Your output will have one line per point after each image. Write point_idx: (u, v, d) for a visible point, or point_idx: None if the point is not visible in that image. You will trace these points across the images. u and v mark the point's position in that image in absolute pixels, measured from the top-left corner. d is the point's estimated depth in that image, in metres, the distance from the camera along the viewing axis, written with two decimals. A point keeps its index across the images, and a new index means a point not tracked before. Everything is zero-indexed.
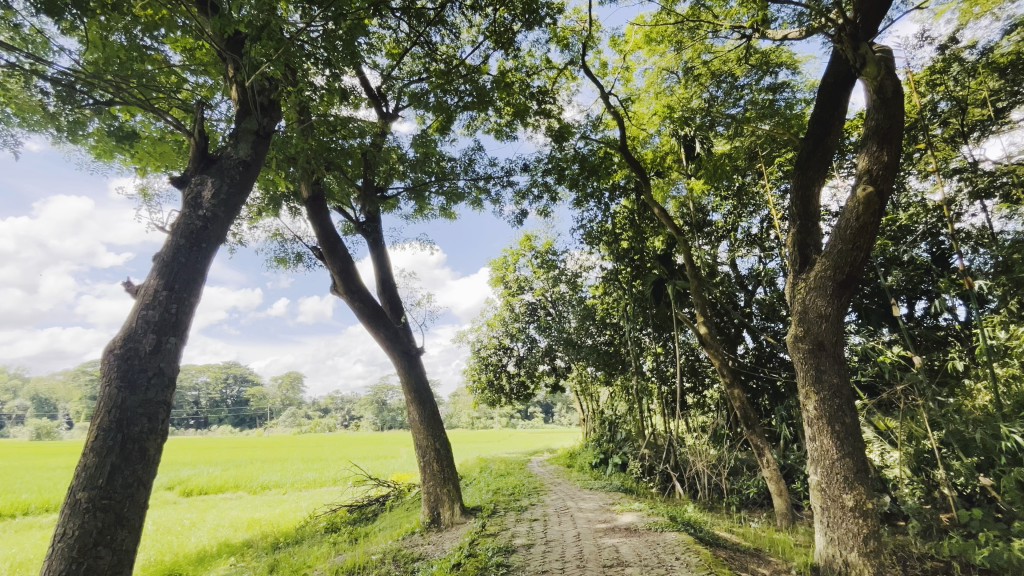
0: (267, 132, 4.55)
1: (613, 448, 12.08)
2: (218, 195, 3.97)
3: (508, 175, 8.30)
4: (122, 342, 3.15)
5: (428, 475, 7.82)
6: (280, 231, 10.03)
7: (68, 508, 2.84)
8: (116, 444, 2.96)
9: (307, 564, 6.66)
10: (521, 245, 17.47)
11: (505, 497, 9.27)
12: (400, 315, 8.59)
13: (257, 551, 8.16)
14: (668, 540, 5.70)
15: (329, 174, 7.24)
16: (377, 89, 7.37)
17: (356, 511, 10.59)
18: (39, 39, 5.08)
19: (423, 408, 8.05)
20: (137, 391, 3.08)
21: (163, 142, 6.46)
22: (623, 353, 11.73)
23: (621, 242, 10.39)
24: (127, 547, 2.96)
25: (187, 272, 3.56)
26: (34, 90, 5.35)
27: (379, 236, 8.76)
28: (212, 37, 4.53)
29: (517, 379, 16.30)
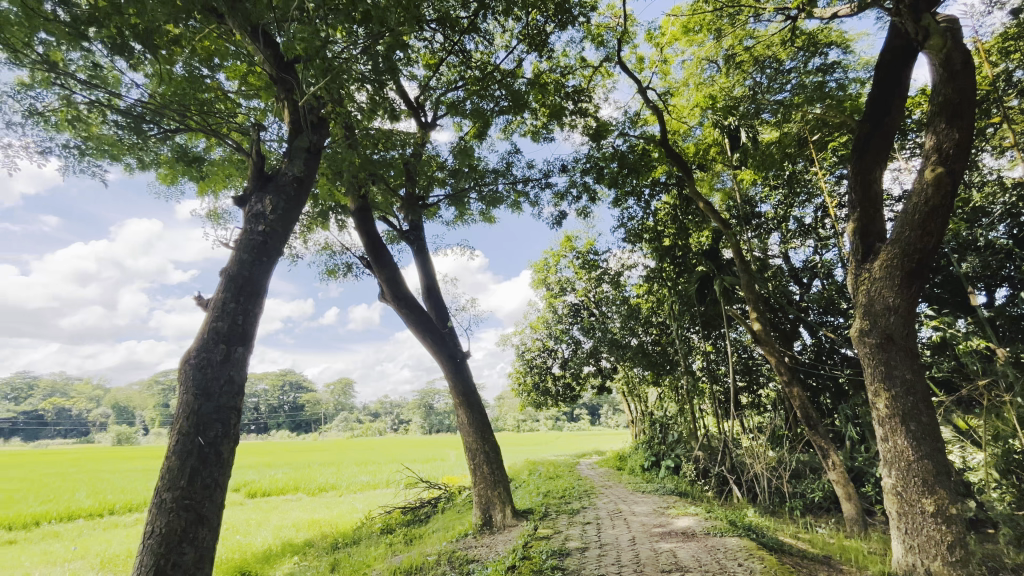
0: (318, 149, 4.78)
1: (664, 451, 11.79)
2: (276, 210, 4.19)
3: (546, 176, 8.26)
4: (196, 352, 3.39)
5: (478, 477, 7.90)
6: (329, 242, 10.44)
7: (155, 507, 3.06)
8: (194, 448, 3.17)
9: (366, 564, 6.87)
10: (561, 246, 17.40)
11: (556, 500, 9.22)
12: (446, 319, 8.72)
13: (317, 551, 8.48)
14: (728, 546, 5.49)
15: (374, 185, 7.50)
16: (415, 100, 7.55)
17: (409, 513, 10.82)
18: (112, 79, 5.55)
19: (471, 410, 8.14)
20: (211, 398, 3.28)
21: (223, 164, 6.88)
22: (671, 353, 11.41)
23: (664, 239, 10.13)
24: (208, 545, 3.15)
25: (250, 284, 3.77)
26: (109, 123, 5.84)
27: (423, 243, 8.95)
28: (264, 62, 4.78)
29: (562, 382, 16.19)
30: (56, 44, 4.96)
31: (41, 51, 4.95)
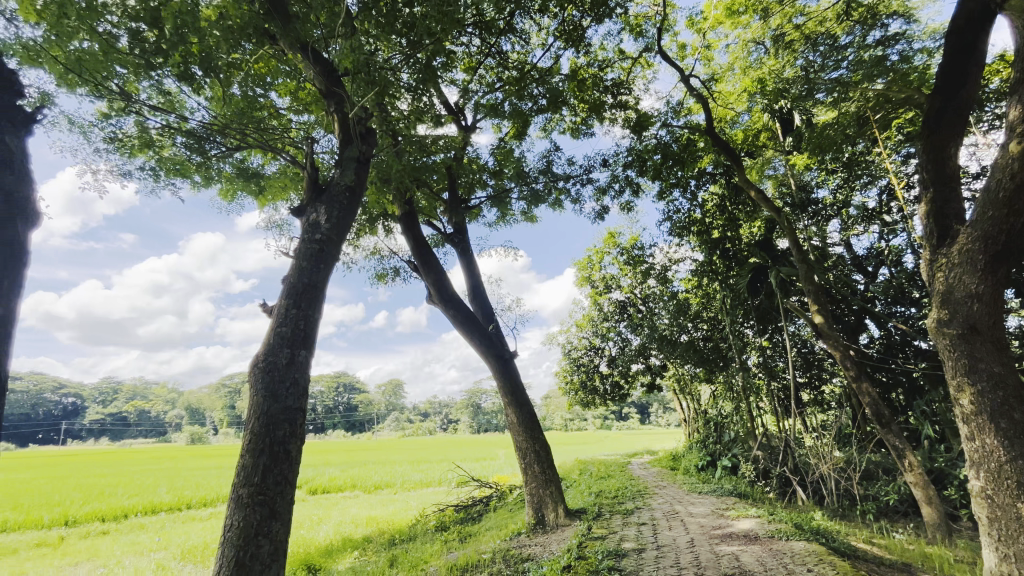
0: (367, 158, 4.96)
1: (720, 450, 11.36)
2: (331, 219, 4.38)
3: (587, 172, 8.15)
4: (264, 356, 3.59)
5: (530, 477, 7.91)
6: (377, 248, 10.78)
7: (233, 502, 3.28)
8: (266, 446, 3.36)
9: (423, 560, 7.04)
10: (605, 243, 17.17)
11: (609, 500, 9.08)
12: (492, 320, 8.79)
13: (377, 547, 8.78)
14: (796, 550, 5.24)
15: (419, 190, 7.68)
16: (455, 105, 7.67)
17: (462, 511, 11.00)
18: (179, 103, 5.98)
19: (520, 410, 8.17)
20: (278, 399, 3.47)
21: (279, 177, 7.27)
22: (723, 349, 11.01)
23: (713, 230, 9.77)
24: (281, 538, 3.34)
25: (311, 289, 3.96)
26: (177, 145, 6.31)
27: (467, 245, 9.07)
28: (314, 78, 5.01)
29: (610, 380, 15.94)
30: (130, 75, 5.39)
31: (118, 82, 5.40)
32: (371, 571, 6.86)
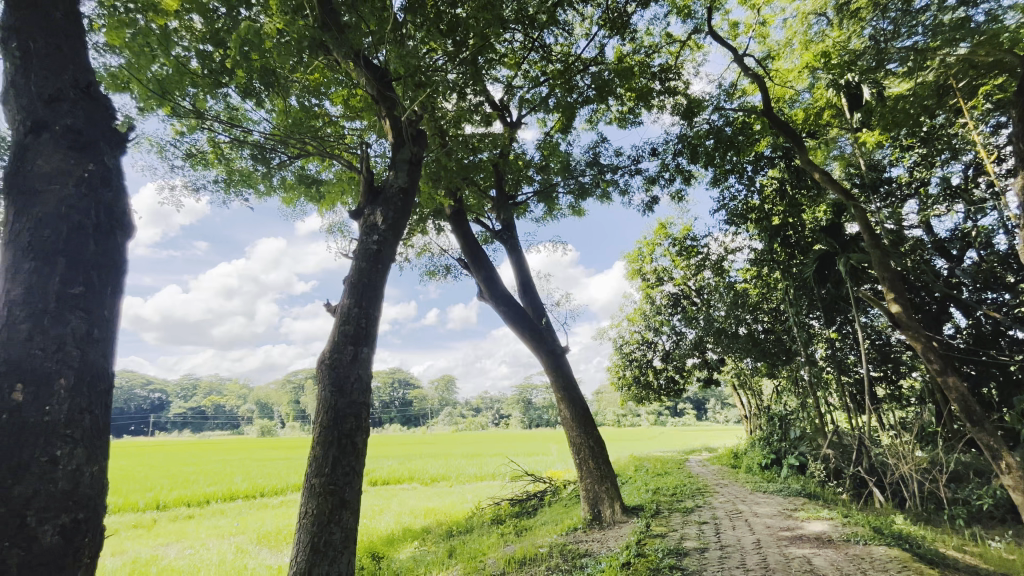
0: (418, 159, 5.09)
1: (786, 449, 10.78)
2: (387, 220, 4.52)
3: (636, 162, 7.93)
4: (330, 354, 3.78)
5: (585, 472, 7.85)
6: (429, 247, 11.05)
7: (307, 491, 3.48)
8: (335, 439, 3.54)
9: (481, 552, 7.15)
10: (656, 234, 16.72)
11: (667, 497, 8.86)
12: (543, 315, 8.78)
13: (436, 537, 9.02)
14: (875, 555, 4.90)
15: (468, 188, 7.77)
16: (501, 102, 7.71)
17: (517, 505, 11.09)
18: (243, 118, 6.37)
19: (573, 404, 8.13)
20: (345, 394, 3.64)
21: (336, 183, 7.61)
22: (787, 341, 10.44)
23: (773, 217, 9.26)
24: (351, 525, 3.50)
25: (370, 289, 4.12)
26: (244, 156, 6.74)
27: (516, 241, 9.09)
28: (367, 85, 5.19)
29: (664, 375, 15.51)
30: (200, 94, 5.81)
31: (191, 102, 5.83)
32: (431, 561, 7.06)
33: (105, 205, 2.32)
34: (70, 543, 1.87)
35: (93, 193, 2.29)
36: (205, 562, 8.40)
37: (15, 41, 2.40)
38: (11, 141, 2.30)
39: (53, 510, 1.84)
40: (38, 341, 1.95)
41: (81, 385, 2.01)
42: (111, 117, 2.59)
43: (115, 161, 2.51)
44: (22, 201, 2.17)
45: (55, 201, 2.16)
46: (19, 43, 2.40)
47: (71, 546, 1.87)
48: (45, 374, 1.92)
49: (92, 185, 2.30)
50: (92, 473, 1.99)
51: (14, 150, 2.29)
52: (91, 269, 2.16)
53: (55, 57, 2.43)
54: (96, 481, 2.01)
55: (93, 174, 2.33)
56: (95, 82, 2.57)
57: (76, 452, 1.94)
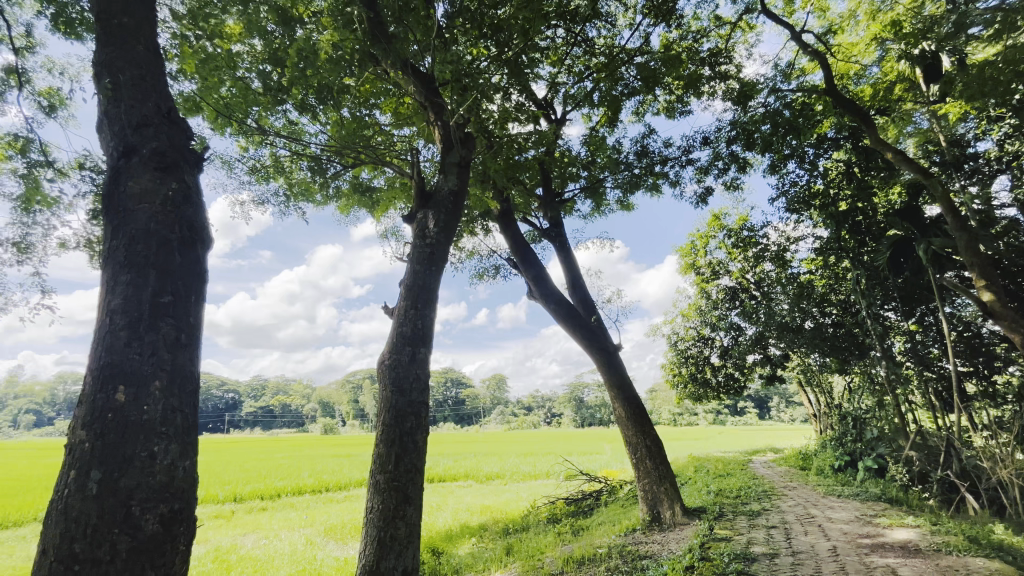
0: (467, 162, 5.15)
1: (862, 450, 10.04)
2: (439, 223, 4.62)
3: (686, 153, 7.64)
4: (390, 354, 3.91)
5: (642, 472, 7.67)
6: (478, 248, 11.18)
7: (372, 487, 3.62)
8: (396, 437, 3.65)
9: (539, 550, 7.16)
10: (710, 226, 16.09)
11: (730, 499, 8.51)
12: (594, 313, 8.66)
13: (493, 535, 9.11)
14: (971, 568, 4.47)
15: (515, 188, 7.81)
16: (545, 99, 7.68)
17: (573, 505, 11.00)
18: (301, 132, 6.72)
19: (628, 403, 7.96)
20: (405, 394, 3.75)
21: (388, 190, 7.87)
22: (859, 335, 9.73)
23: (839, 203, 8.66)
24: (415, 521, 3.60)
25: (425, 291, 4.22)
26: (302, 168, 7.10)
27: (564, 239, 9.03)
28: (416, 92, 5.34)
29: (723, 373, 14.89)
30: (263, 112, 6.19)
31: (255, 120, 6.22)
32: (490, 558, 7.15)
33: (187, 220, 2.51)
34: (169, 531, 2.04)
35: (175, 209, 2.47)
36: (279, 552, 8.93)
37: (107, 76, 2.66)
38: (107, 167, 2.54)
39: (153, 501, 2.00)
40: (135, 346, 2.14)
41: (172, 386, 2.18)
42: (189, 139, 2.80)
43: (194, 178, 2.71)
44: (117, 220, 2.38)
45: (144, 219, 2.36)
46: (110, 78, 2.65)
47: (169, 534, 2.03)
48: (142, 376, 2.11)
49: (175, 203, 2.49)
50: (185, 467, 2.15)
51: (109, 173, 2.52)
52: (177, 280, 2.35)
53: (140, 88, 2.66)
54: (189, 475, 2.17)
55: (175, 193, 2.53)
56: (174, 108, 2.78)
57: (170, 448, 2.11)
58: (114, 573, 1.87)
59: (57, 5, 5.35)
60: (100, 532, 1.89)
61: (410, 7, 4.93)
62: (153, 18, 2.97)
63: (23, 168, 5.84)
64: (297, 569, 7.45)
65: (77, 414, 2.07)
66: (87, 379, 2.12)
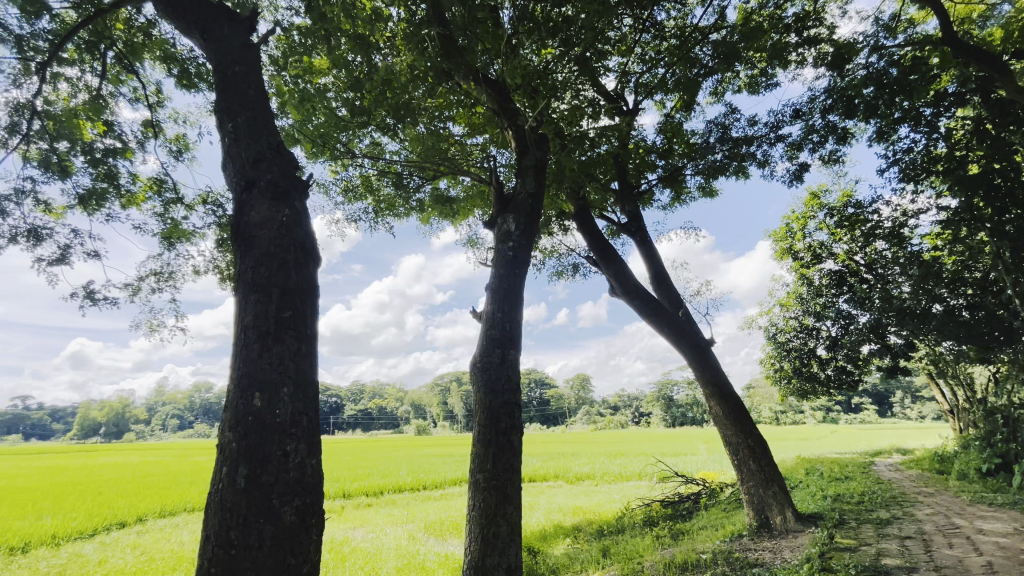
0: (543, 163, 5.17)
1: (1017, 451, 8.61)
2: (519, 227, 4.68)
3: (775, 129, 7.06)
4: (481, 356, 4.03)
5: (746, 474, 7.17)
6: (555, 248, 11.17)
7: (473, 485, 3.75)
8: (492, 436, 3.76)
9: (637, 554, 6.96)
10: (807, 206, 14.72)
11: (852, 506, 7.68)
12: (681, 307, 8.27)
13: (587, 536, 9.02)
14: None
15: (589, 185, 7.71)
16: (615, 91, 7.51)
17: (670, 506, 10.57)
18: (383, 151, 7.16)
19: (725, 401, 7.51)
20: (498, 394, 3.85)
21: (465, 198, 8.13)
22: (1005, 318, 8.35)
23: (968, 166, 7.49)
24: (515, 519, 3.67)
25: (510, 294, 4.30)
26: (386, 185, 7.57)
27: (645, 232, 8.73)
28: (488, 100, 5.56)
29: (832, 366, 13.51)
30: (350, 137, 6.70)
31: (343, 144, 6.73)
32: (586, 559, 7.08)
33: (299, 241, 2.78)
34: (304, 522, 2.26)
35: (289, 232, 2.75)
36: (385, 546, 9.52)
37: (228, 121, 3.02)
38: (232, 200, 2.89)
39: (290, 494, 2.24)
40: (266, 357, 2.41)
41: (299, 392, 2.43)
42: (296, 168, 3.09)
43: (303, 204, 2.99)
44: (244, 246, 2.70)
45: (266, 244, 2.65)
46: (230, 122, 3.02)
47: (304, 524, 2.25)
48: (273, 383, 2.37)
49: (289, 227, 2.77)
50: (313, 464, 2.38)
51: (235, 205, 2.86)
52: (296, 296, 2.60)
53: (254, 128, 3.00)
54: (316, 472, 2.39)
55: (288, 218, 2.80)
56: (282, 142, 3.09)
57: (300, 448, 2.34)
58: (263, 558, 2.11)
59: (178, 65, 6.20)
60: (249, 521, 2.14)
61: (478, 17, 5.05)
62: (259, 65, 3.34)
63: (161, 207, 6.81)
64: (402, 563, 7.90)
65: (225, 418, 2.37)
66: (231, 387, 2.42)
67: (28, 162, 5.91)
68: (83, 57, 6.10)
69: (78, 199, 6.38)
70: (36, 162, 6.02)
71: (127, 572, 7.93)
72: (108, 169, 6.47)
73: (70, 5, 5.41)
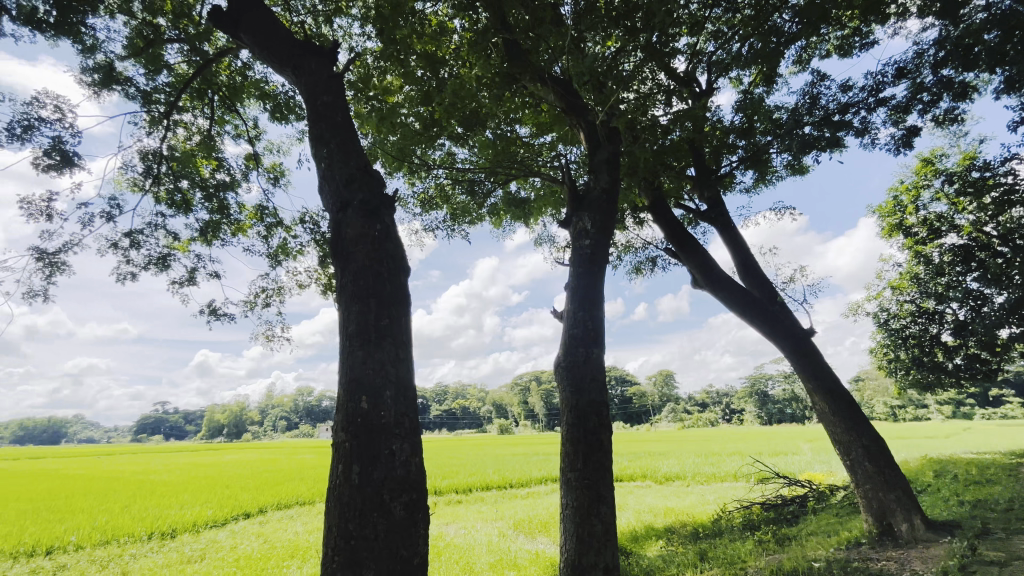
0: (616, 157, 5.06)
1: None
2: (596, 223, 4.63)
3: (875, 92, 6.34)
4: (565, 355, 4.06)
5: (862, 476, 6.50)
6: (631, 241, 10.88)
7: (565, 484, 3.77)
8: (582, 435, 3.76)
9: (739, 559, 6.56)
10: (920, 174, 13.07)
11: (997, 513, 6.68)
12: (775, 296, 7.69)
13: (682, 538, 8.67)
14: None
15: (664, 174, 7.43)
16: (686, 73, 7.17)
17: (773, 509, 9.85)
18: (456, 160, 7.43)
19: (831, 395, 6.89)
20: (584, 393, 3.84)
21: (536, 199, 8.19)
22: None
23: None
24: (610, 519, 3.64)
25: (590, 292, 4.28)
26: (460, 193, 7.83)
27: (728, 218, 8.24)
28: (556, 100, 5.56)
29: (962, 354, 11.85)
30: (424, 149, 7.02)
31: (419, 157, 7.08)
32: (683, 563, 6.81)
33: (391, 253, 2.96)
34: (412, 516, 2.41)
35: (381, 246, 2.94)
36: (477, 542, 9.84)
37: (322, 147, 3.30)
38: (330, 219, 3.15)
39: (398, 490, 2.40)
40: (370, 362, 2.60)
41: (400, 394, 2.60)
42: (383, 185, 3.30)
43: (392, 218, 3.18)
44: (344, 261, 2.93)
45: (363, 258, 2.86)
46: (324, 148, 3.29)
47: (412, 519, 2.40)
48: (377, 387, 2.55)
49: (381, 240, 2.96)
50: (416, 463, 2.53)
51: (332, 224, 3.11)
52: (391, 306, 2.79)
53: (344, 152, 3.25)
54: (420, 469, 2.55)
55: (380, 232, 3.01)
56: (369, 162, 3.31)
57: (404, 447, 2.51)
58: (379, 549, 2.28)
59: (273, 100, 6.88)
60: (365, 514, 2.33)
61: (541, 18, 5.08)
62: (344, 93, 3.61)
63: (266, 231, 7.57)
64: (495, 559, 8.11)
65: (336, 420, 2.59)
66: (341, 391, 2.65)
67: (159, 201, 6.85)
68: (196, 104, 6.95)
69: (199, 231, 7.27)
70: (165, 201, 6.95)
71: (254, 557, 8.89)
72: (220, 201, 7.31)
73: (183, 59, 6.20)
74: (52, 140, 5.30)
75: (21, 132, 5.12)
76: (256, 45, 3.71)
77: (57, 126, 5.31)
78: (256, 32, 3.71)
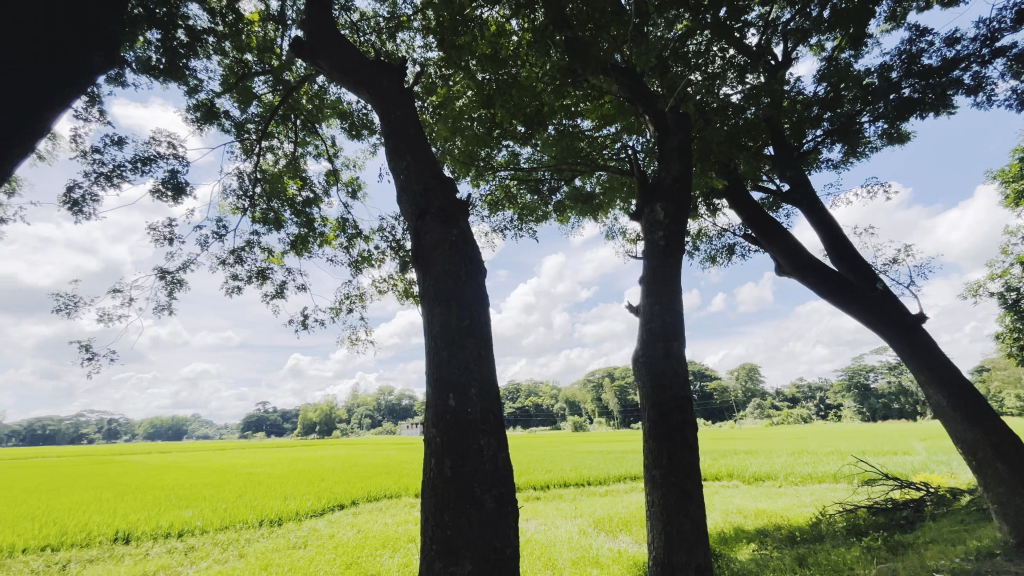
0: (688, 143, 4.86)
1: None
2: (669, 212, 4.49)
3: (988, 43, 5.58)
4: (644, 351, 3.99)
5: (992, 477, 5.74)
6: (706, 229, 10.38)
7: (650, 482, 3.70)
8: (664, 431, 3.68)
9: (844, 567, 6.06)
10: None
11: None
12: (874, 279, 7.01)
13: (777, 542, 8.16)
14: None
15: (739, 156, 7.03)
16: (759, 45, 6.73)
17: (883, 513, 8.98)
18: (521, 160, 7.52)
19: (949, 387, 6.17)
20: (666, 388, 3.75)
21: (602, 192, 8.07)
22: None
23: None
24: (700, 518, 3.53)
25: (666, 285, 4.17)
26: (526, 192, 7.90)
27: (814, 198, 7.62)
28: (619, 90, 5.46)
29: None
30: (489, 152, 7.17)
31: (485, 161, 7.24)
32: (780, 568, 6.40)
33: (468, 256, 3.08)
34: (501, 509, 2.50)
35: (459, 250, 3.07)
36: (558, 539, 9.89)
37: (399, 160, 3.49)
38: (410, 227, 3.31)
39: (488, 484, 2.50)
40: (455, 361, 2.73)
41: (484, 391, 2.70)
42: (456, 191, 3.42)
43: (467, 222, 3.30)
44: (424, 266, 3.09)
45: (443, 262, 3.00)
46: (401, 160, 3.48)
47: (502, 510, 2.49)
48: (463, 385, 2.67)
49: (458, 244, 3.09)
50: (502, 457, 2.62)
51: (411, 231, 3.29)
52: (472, 306, 2.90)
53: (420, 162, 3.42)
54: (507, 463, 2.65)
55: (457, 236, 3.14)
56: (441, 171, 3.45)
57: (490, 441, 2.61)
58: (472, 540, 2.38)
59: (349, 119, 7.36)
60: (458, 505, 2.45)
61: (600, 9, 5.01)
62: (414, 106, 3.80)
63: (347, 241, 8.12)
64: (578, 555, 8.13)
65: (427, 417, 2.74)
66: (429, 389, 2.80)
67: (255, 221, 7.57)
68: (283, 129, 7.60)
69: (290, 245, 7.94)
70: (260, 220, 7.66)
71: (350, 546, 9.57)
72: (307, 217, 7.94)
73: (269, 90, 6.81)
74: (168, 172, 6.05)
75: (142, 166, 5.89)
76: (332, 70, 3.98)
77: (171, 160, 6.05)
78: (333, 58, 3.98)
